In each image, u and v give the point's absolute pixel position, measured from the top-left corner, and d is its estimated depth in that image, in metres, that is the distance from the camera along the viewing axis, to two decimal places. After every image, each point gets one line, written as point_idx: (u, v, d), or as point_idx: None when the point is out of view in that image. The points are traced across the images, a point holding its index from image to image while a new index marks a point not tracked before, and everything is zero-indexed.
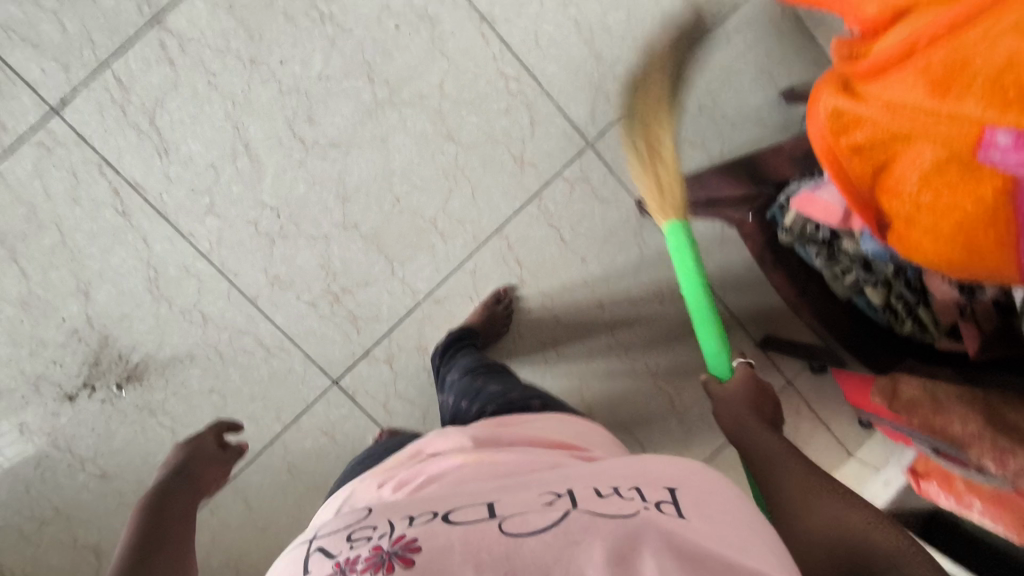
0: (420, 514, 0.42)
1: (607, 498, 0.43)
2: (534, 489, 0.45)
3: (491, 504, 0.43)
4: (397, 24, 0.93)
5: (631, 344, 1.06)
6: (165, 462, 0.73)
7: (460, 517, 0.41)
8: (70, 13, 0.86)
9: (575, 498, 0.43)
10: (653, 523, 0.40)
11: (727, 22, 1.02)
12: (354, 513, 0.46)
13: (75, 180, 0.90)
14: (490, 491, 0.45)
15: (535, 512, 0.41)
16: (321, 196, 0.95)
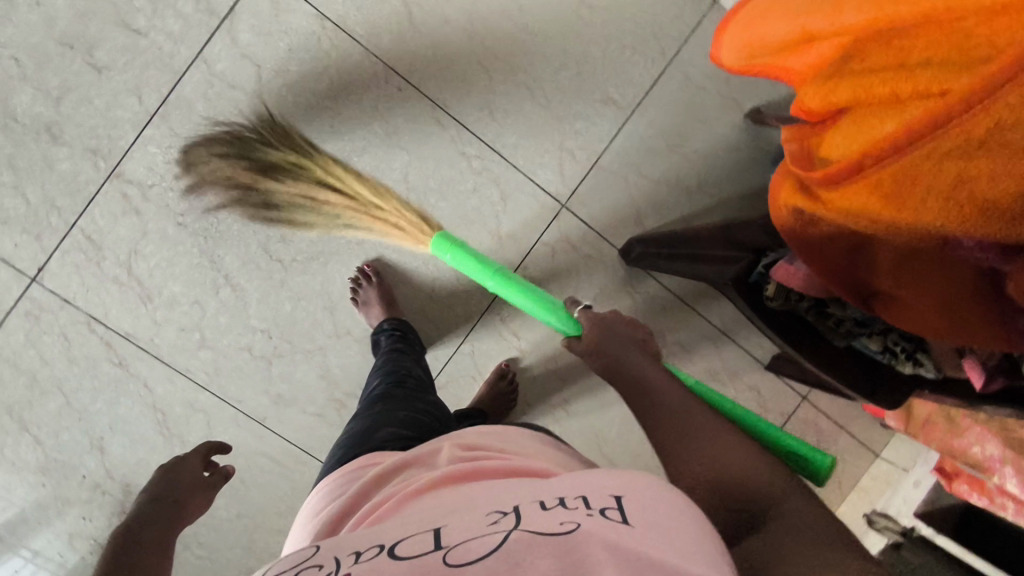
0: (367, 548, 0.37)
1: (550, 510, 0.40)
2: (479, 509, 0.41)
3: (437, 531, 0.38)
4: (351, 129, 0.93)
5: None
6: (149, 491, 0.75)
7: (404, 551, 0.36)
8: (31, 184, 0.87)
9: (521, 513, 0.39)
10: (595, 532, 0.37)
11: (681, 57, 1.00)
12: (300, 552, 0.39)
13: (67, 341, 0.91)
14: (436, 518, 0.40)
15: (480, 536, 0.37)
16: (308, 309, 0.96)
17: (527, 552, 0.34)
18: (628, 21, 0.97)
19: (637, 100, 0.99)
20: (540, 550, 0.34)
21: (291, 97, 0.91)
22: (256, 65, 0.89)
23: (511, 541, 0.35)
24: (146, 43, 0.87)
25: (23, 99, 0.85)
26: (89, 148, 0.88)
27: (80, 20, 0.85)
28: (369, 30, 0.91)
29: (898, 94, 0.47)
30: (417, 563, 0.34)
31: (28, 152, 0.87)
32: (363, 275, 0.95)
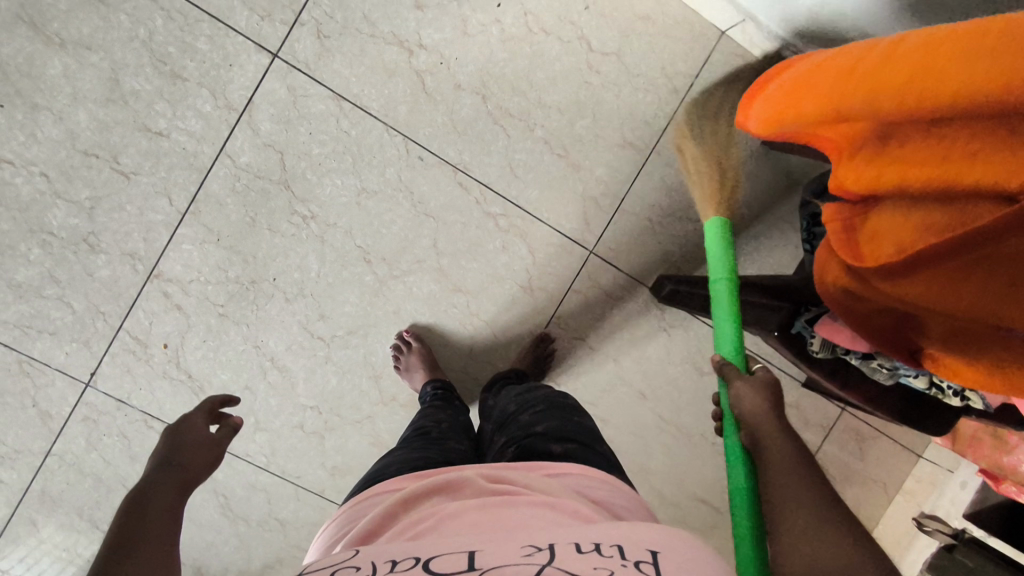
0: (400, 559, 0.36)
1: (585, 553, 0.36)
2: (518, 539, 0.38)
3: (471, 553, 0.36)
4: (377, 201, 0.94)
5: (682, 421, 1.08)
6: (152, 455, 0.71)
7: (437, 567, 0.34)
8: (75, 293, 0.89)
9: (555, 552, 0.36)
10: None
11: (692, 92, 1.00)
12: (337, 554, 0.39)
13: (126, 440, 0.93)
14: (471, 542, 0.37)
15: (514, 564, 0.34)
16: (354, 382, 0.97)
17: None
18: (636, 63, 0.98)
19: (653, 139, 1.00)
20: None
21: (315, 179, 0.92)
22: (279, 153, 0.91)
23: None
24: (170, 145, 0.88)
25: (58, 215, 0.87)
26: (126, 252, 0.90)
27: (104, 131, 0.87)
28: (384, 105, 0.92)
29: (933, 185, 0.48)
30: None
31: (68, 264, 0.89)
32: (403, 342, 0.96)
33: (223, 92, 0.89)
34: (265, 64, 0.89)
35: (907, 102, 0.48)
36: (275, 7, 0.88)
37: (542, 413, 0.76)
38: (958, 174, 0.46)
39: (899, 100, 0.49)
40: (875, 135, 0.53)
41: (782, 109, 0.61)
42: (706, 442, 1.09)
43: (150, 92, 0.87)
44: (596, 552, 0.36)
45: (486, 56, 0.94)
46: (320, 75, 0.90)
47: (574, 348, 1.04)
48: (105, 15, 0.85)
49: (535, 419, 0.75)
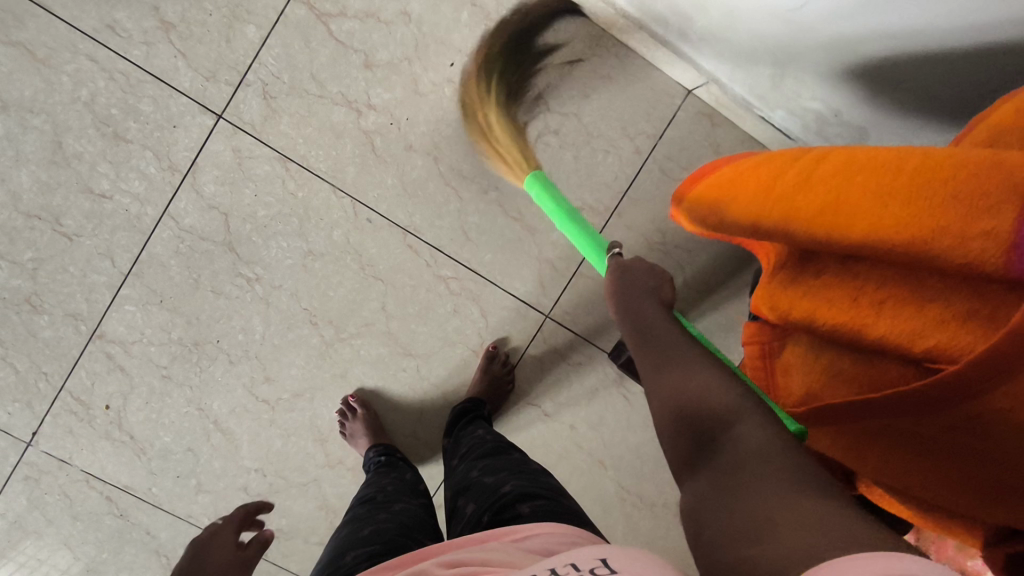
0: None
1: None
2: None
3: None
4: (324, 264, 0.92)
5: (643, 489, 1.04)
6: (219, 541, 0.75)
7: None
8: (18, 353, 0.89)
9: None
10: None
11: (655, 152, 0.96)
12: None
13: (69, 499, 0.92)
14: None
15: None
16: (300, 445, 0.95)
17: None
18: (596, 124, 0.94)
19: (614, 202, 0.96)
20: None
21: (261, 241, 0.90)
22: (223, 215, 0.89)
23: None
24: (113, 206, 0.88)
25: (0, 276, 0.87)
26: (70, 313, 0.89)
27: (47, 193, 0.86)
28: (331, 166, 0.90)
29: (845, 329, 0.43)
30: None
31: (11, 325, 0.88)
32: (348, 408, 0.94)
33: (167, 153, 0.87)
34: (209, 126, 0.87)
35: (825, 235, 0.44)
36: (220, 68, 0.86)
37: (507, 473, 0.72)
38: (869, 323, 0.42)
39: (818, 231, 0.45)
40: (794, 257, 0.49)
41: (712, 210, 0.56)
42: (669, 511, 1.05)
43: (93, 153, 0.86)
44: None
45: (438, 116, 0.91)
46: (266, 136, 0.89)
47: (531, 413, 1.00)
48: (47, 76, 0.84)
49: (500, 477, 0.71)
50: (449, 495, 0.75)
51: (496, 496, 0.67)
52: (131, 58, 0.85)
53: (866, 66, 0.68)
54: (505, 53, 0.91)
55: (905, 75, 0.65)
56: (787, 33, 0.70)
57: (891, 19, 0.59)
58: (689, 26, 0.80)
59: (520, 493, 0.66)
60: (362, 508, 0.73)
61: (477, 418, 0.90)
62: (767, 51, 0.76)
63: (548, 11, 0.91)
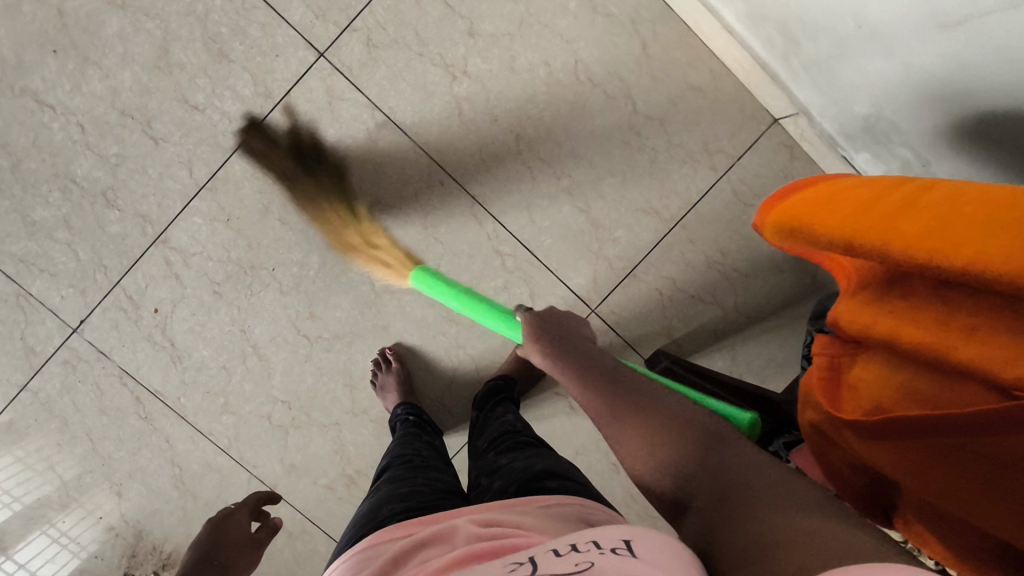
0: None
1: (563, 555, 0.41)
2: (497, 563, 0.43)
3: None
4: (389, 216, 0.94)
5: (652, 501, 1.03)
6: (205, 543, 0.85)
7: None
8: (82, 241, 0.91)
9: (536, 563, 0.41)
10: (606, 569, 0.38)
11: (730, 171, 0.97)
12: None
13: (100, 391, 0.95)
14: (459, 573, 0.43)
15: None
16: (329, 386, 0.97)
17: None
18: (678, 133, 0.95)
19: (680, 213, 0.97)
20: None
21: (334, 182, 0.93)
22: (304, 149, 0.92)
23: None
24: (202, 120, 0.90)
25: (83, 164, 0.90)
26: (139, 213, 0.91)
27: (143, 95, 0.89)
28: (416, 123, 0.92)
29: (929, 350, 0.43)
30: None
31: (83, 214, 0.91)
32: (383, 359, 0.95)
33: (264, 79, 0.90)
34: (309, 61, 0.90)
35: (922, 258, 0.44)
36: (331, 8, 0.89)
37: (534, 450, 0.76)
38: (954, 348, 0.41)
39: (915, 254, 0.45)
40: (883, 280, 0.49)
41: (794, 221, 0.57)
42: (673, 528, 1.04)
43: (196, 66, 0.89)
44: (573, 551, 0.42)
45: (528, 96, 0.93)
46: (360, 82, 0.91)
47: (557, 403, 1.00)
48: None
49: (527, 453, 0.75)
50: (476, 467, 0.80)
51: (524, 467, 0.71)
52: None
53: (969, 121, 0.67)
54: (605, 47, 0.93)
55: (1007, 138, 0.65)
56: (896, 73, 0.70)
57: (1010, 70, 0.58)
58: (794, 52, 0.81)
59: (546, 470, 0.70)
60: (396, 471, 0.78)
61: (506, 400, 0.90)
62: (867, 90, 0.76)
63: (654, 16, 0.92)
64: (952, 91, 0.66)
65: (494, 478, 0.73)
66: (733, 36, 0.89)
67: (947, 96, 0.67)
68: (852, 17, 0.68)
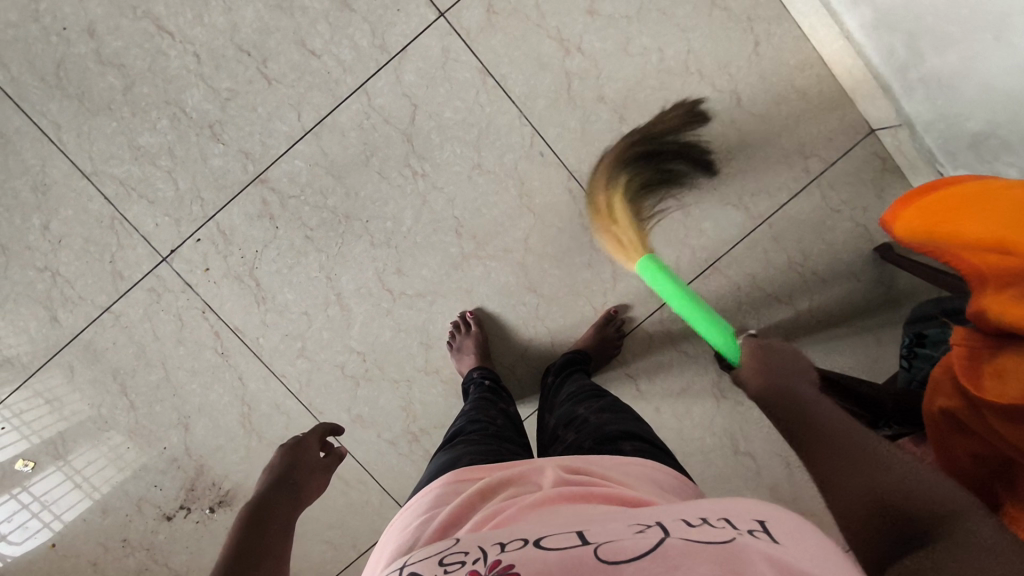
0: (512, 540, 0.37)
1: (704, 523, 0.37)
2: (624, 520, 0.39)
3: (582, 532, 0.37)
4: (486, 181, 0.95)
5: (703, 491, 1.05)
6: (272, 467, 0.78)
7: (551, 543, 0.36)
8: (183, 172, 0.92)
9: (670, 526, 0.37)
10: (759, 547, 0.34)
11: (822, 176, 0.98)
12: (440, 544, 0.41)
13: (181, 322, 0.95)
14: (580, 523, 0.39)
15: (632, 538, 0.35)
16: (406, 342, 0.98)
17: (685, 557, 0.32)
18: (776, 133, 0.97)
19: (768, 211, 0.98)
20: (697, 558, 0.32)
21: (438, 141, 0.94)
22: (412, 105, 0.93)
23: (666, 543, 0.34)
24: (317, 65, 0.91)
25: (194, 95, 0.91)
26: (243, 150, 0.92)
27: (263, 33, 0.90)
28: (525, 93, 0.93)
29: None
30: (564, 557, 0.34)
31: (188, 144, 0.92)
32: (463, 322, 0.96)
33: (383, 32, 0.91)
34: (429, 20, 0.91)
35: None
36: None
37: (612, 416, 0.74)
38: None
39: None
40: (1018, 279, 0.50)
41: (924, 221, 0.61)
42: None
43: (318, 12, 0.90)
44: (716, 521, 0.38)
45: (636, 79, 0.94)
46: (476, 46, 0.92)
47: (624, 385, 1.02)
48: None
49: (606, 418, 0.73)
50: (552, 438, 0.78)
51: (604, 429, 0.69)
52: None
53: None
54: (717, 41, 0.94)
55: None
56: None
57: None
58: (914, 63, 0.83)
59: (628, 432, 0.68)
60: (475, 429, 0.76)
61: (582, 370, 0.91)
62: (986, 107, 0.77)
63: (769, 15, 0.94)
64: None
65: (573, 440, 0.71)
66: (848, 43, 0.91)
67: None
68: (987, 33, 0.70)
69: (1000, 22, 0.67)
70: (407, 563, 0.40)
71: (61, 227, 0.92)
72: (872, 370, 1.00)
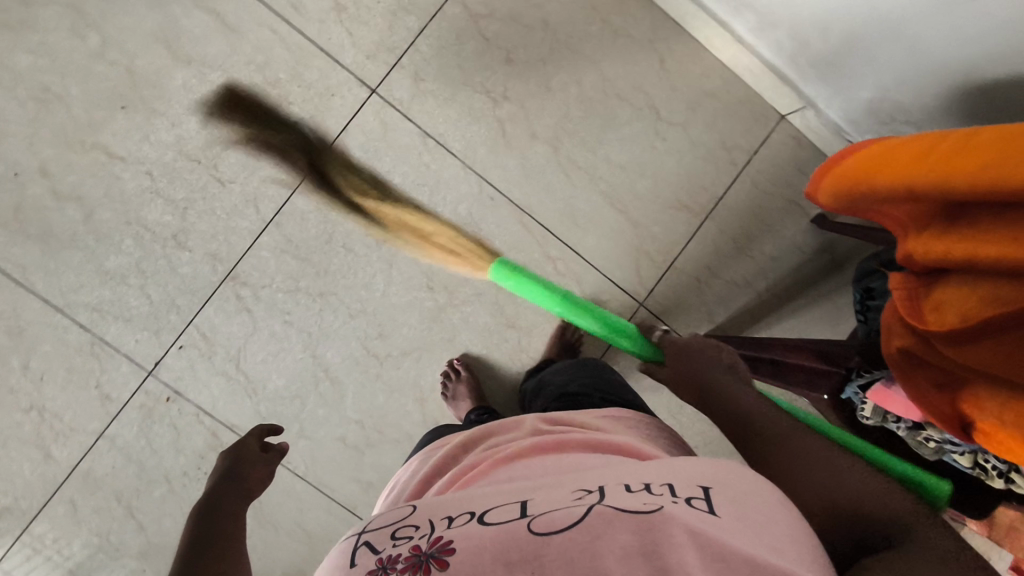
0: (459, 514, 0.41)
1: (634, 492, 0.40)
2: (568, 486, 0.42)
3: (524, 503, 0.41)
4: (445, 233, 1.00)
5: None
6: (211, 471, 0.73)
7: (494, 518, 0.39)
8: (155, 285, 0.95)
9: (604, 492, 0.40)
10: (680, 519, 0.37)
11: (749, 165, 1.06)
12: (400, 508, 0.45)
13: (177, 431, 0.96)
14: (528, 491, 0.43)
15: (564, 508, 0.39)
16: (400, 402, 0.99)
17: (606, 530, 0.36)
18: (699, 135, 1.05)
19: (709, 207, 1.05)
20: (618, 538, 0.35)
21: (393, 206, 0.98)
22: (363, 179, 0.98)
23: (593, 515, 0.37)
24: (266, 160, 0.96)
25: (154, 211, 0.94)
26: (209, 253, 0.95)
27: (210, 141, 0.95)
28: (465, 146, 0.99)
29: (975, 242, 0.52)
30: (502, 533, 0.37)
31: (155, 258, 0.94)
32: (453, 370, 0.98)
33: (323, 117, 0.97)
34: (363, 99, 0.97)
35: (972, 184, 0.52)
36: (380, 49, 0.97)
37: (577, 372, 0.81)
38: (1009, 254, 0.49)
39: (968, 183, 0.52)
40: (938, 215, 0.57)
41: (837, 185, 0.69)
42: None
43: (257, 111, 0.95)
44: (646, 490, 0.41)
45: (562, 113, 1.01)
46: (411, 113, 0.98)
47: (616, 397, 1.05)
48: (231, 39, 0.95)
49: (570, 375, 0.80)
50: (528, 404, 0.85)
51: (566, 384, 0.77)
52: (306, 33, 0.96)
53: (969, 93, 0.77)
54: (627, 66, 1.03)
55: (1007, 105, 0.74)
56: (900, 58, 0.80)
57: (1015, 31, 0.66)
58: (801, 52, 0.92)
59: (588, 384, 0.75)
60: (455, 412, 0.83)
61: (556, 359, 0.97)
62: (871, 74, 0.86)
63: (667, 33, 1.03)
64: (954, 67, 0.75)
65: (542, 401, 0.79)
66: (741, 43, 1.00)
67: (954, 71, 0.76)
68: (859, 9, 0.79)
69: (865, 5, 0.78)
70: (366, 528, 0.44)
71: (42, 364, 0.93)
72: (839, 332, 1.06)
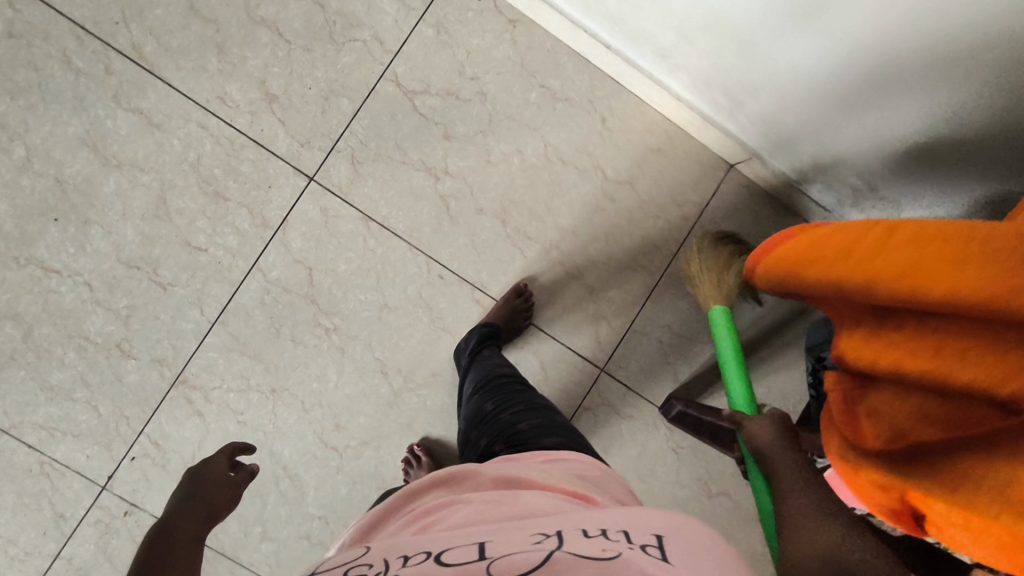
0: (413, 556, 0.37)
1: (593, 538, 0.38)
2: (525, 530, 0.39)
3: (481, 545, 0.37)
4: (396, 316, 0.98)
5: None
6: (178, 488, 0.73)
7: (450, 558, 0.35)
8: (102, 397, 0.92)
9: (564, 538, 0.38)
10: (640, 565, 0.35)
11: (702, 219, 1.04)
12: (346, 553, 0.39)
13: (136, 544, 0.93)
14: (483, 535, 0.39)
15: (525, 551, 0.35)
16: (363, 492, 0.97)
17: (572, 569, 0.33)
18: (649, 192, 1.03)
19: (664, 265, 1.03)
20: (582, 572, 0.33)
21: (340, 294, 0.96)
22: (307, 269, 0.96)
23: (558, 556, 0.34)
24: (206, 259, 0.94)
25: (95, 322, 0.92)
26: (156, 359, 0.93)
27: (147, 245, 0.93)
28: (409, 226, 0.97)
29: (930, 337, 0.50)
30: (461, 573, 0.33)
31: (100, 369, 0.92)
32: (413, 456, 0.96)
33: (261, 210, 0.94)
34: (301, 187, 0.95)
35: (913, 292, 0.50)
36: (314, 135, 0.95)
37: (523, 411, 0.79)
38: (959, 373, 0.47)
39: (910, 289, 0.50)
40: (873, 313, 0.55)
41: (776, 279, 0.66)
42: None
43: (194, 210, 0.93)
44: (605, 536, 0.39)
45: (506, 183, 0.99)
46: (352, 198, 0.96)
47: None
48: (159, 139, 0.92)
49: (518, 416, 0.78)
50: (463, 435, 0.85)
51: (514, 426, 0.75)
52: (236, 125, 0.93)
53: (903, 135, 0.74)
54: (569, 128, 1.00)
55: (942, 146, 0.71)
56: (835, 119, 0.80)
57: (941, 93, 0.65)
58: (739, 110, 0.91)
59: (543, 429, 0.73)
60: None
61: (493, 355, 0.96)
62: (807, 120, 0.83)
63: (607, 91, 1.00)
64: (884, 112, 0.73)
65: (486, 441, 0.76)
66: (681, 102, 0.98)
67: (886, 116, 0.73)
68: (785, 61, 0.77)
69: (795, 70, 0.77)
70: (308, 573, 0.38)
71: None
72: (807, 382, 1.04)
